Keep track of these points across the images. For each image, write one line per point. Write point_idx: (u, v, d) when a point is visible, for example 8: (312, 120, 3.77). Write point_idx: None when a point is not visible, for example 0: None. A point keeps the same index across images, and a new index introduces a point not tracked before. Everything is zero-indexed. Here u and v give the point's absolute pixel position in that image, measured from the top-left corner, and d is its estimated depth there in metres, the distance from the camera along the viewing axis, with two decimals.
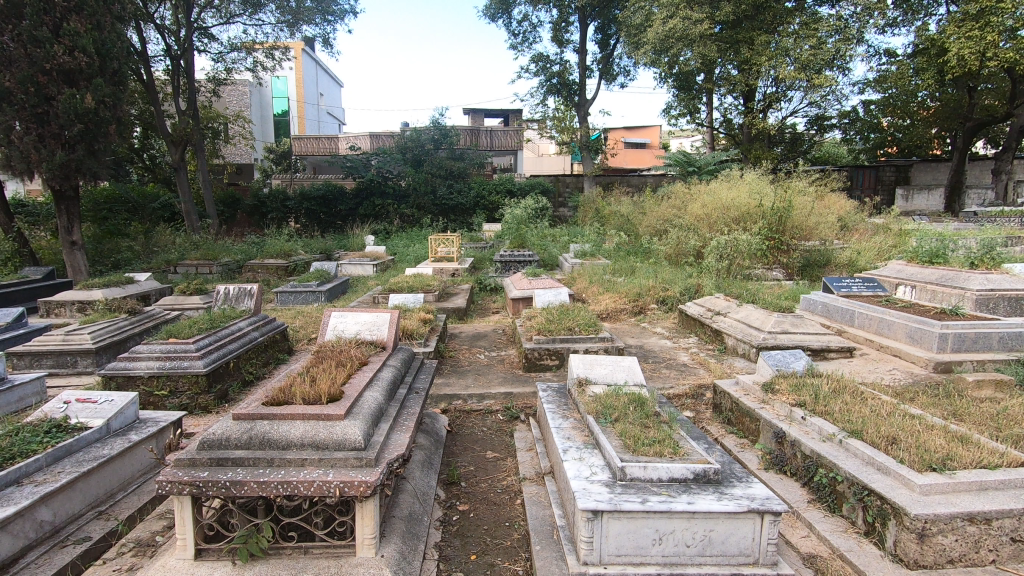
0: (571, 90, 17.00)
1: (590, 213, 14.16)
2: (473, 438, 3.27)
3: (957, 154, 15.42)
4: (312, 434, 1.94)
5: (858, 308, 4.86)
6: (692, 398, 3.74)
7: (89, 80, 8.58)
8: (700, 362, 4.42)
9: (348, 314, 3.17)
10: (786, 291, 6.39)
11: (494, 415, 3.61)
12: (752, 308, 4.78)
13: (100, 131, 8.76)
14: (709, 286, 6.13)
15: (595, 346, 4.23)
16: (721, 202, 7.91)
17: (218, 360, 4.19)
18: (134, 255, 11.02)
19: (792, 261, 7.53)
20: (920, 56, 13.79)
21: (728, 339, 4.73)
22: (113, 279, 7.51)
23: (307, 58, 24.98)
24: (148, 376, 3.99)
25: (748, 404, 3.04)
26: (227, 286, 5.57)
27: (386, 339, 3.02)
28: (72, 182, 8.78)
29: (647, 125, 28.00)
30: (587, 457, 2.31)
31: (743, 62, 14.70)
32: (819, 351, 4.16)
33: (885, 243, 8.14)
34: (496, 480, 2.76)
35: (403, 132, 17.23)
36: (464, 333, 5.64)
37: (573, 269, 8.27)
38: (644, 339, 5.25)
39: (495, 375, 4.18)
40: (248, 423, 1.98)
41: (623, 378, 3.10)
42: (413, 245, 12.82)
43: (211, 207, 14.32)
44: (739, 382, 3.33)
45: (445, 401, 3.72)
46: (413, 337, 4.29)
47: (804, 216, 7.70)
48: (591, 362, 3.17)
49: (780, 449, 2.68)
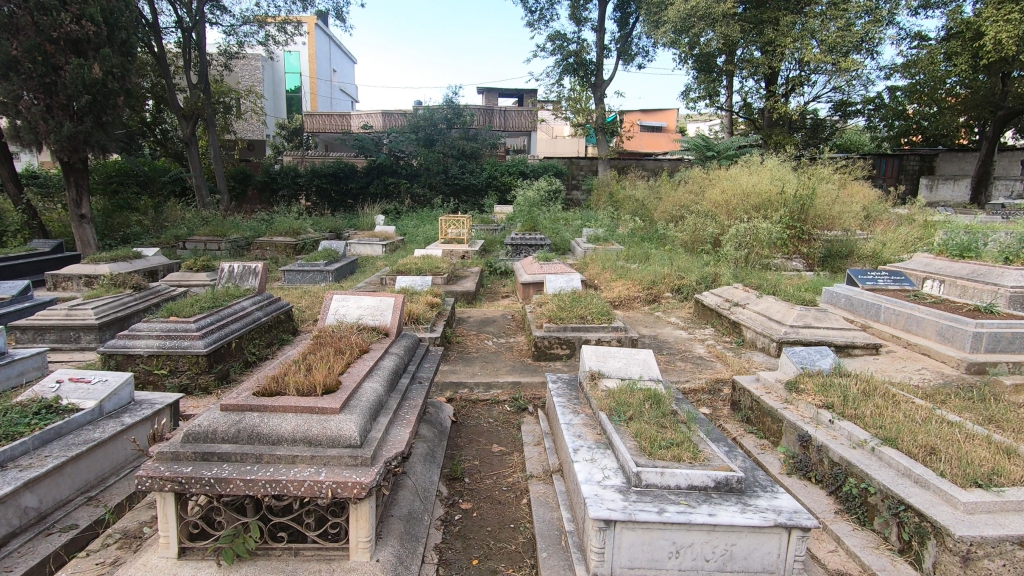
0: (587, 70, 16.62)
1: (605, 197, 13.92)
2: (478, 431, 3.13)
3: (986, 143, 14.95)
4: (305, 428, 1.80)
5: (884, 303, 4.64)
6: (708, 393, 3.57)
7: (97, 50, 8.44)
8: (716, 356, 4.24)
9: (350, 298, 3.02)
10: (807, 283, 6.16)
11: (501, 405, 3.47)
12: (773, 300, 4.59)
13: (109, 103, 8.64)
14: (726, 276, 5.92)
15: (608, 336, 4.07)
16: (740, 188, 7.64)
17: (219, 341, 4.08)
18: (144, 230, 10.96)
19: (813, 251, 7.30)
20: (953, 40, 13.30)
21: (747, 331, 4.53)
22: (121, 253, 7.44)
23: (320, 33, 24.72)
24: (147, 355, 3.89)
25: (770, 404, 2.86)
26: (231, 264, 5.46)
27: (389, 325, 2.88)
28: (80, 154, 8.70)
29: (664, 108, 27.42)
30: (599, 458, 2.16)
31: (766, 44, 14.18)
32: (843, 347, 3.98)
33: (911, 235, 7.85)
34: (501, 477, 2.62)
35: (416, 110, 16.98)
36: (472, 317, 5.49)
37: (585, 254, 8.09)
38: (658, 328, 5.08)
39: (503, 363, 4.03)
40: (238, 414, 1.84)
41: (637, 371, 2.93)
42: (424, 225, 12.66)
43: (221, 182, 14.24)
44: (760, 379, 3.16)
45: (450, 390, 3.59)
46: (419, 321, 4.14)
47: (827, 204, 7.44)
48: (603, 355, 3.01)
49: (804, 454, 2.51)
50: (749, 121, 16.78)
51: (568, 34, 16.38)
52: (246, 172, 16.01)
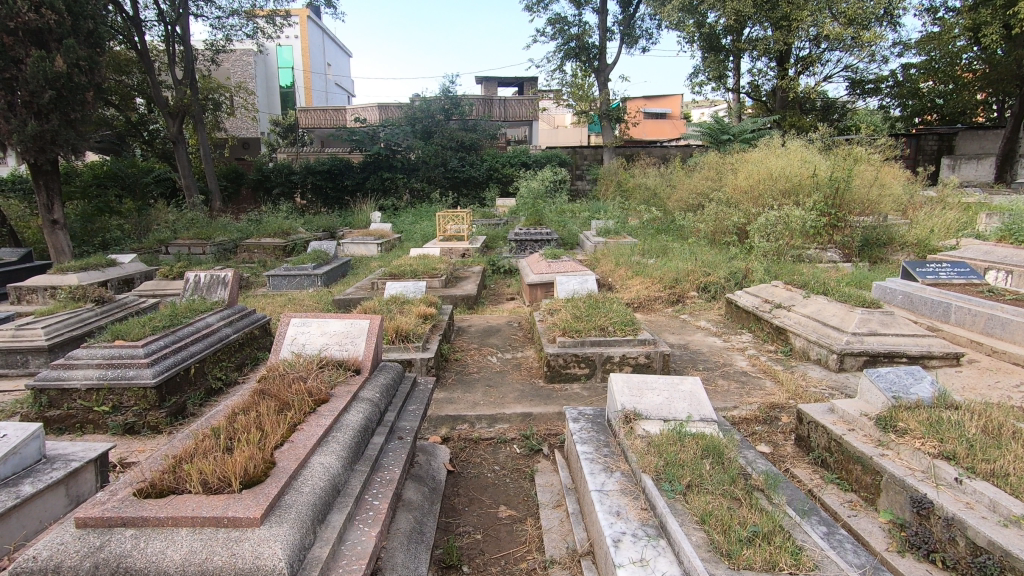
0: (590, 54, 15.83)
1: (613, 186, 13.28)
2: (481, 485, 2.48)
3: (1012, 120, 14.05)
4: (203, 557, 1.14)
5: (955, 302, 3.95)
6: (764, 424, 2.89)
7: (61, 42, 7.77)
8: (763, 370, 3.56)
9: (313, 322, 2.37)
10: (848, 277, 5.45)
11: (509, 446, 2.80)
12: (826, 301, 3.89)
13: (76, 98, 7.98)
14: (758, 272, 5.24)
15: (635, 352, 3.40)
16: (767, 172, 6.92)
17: (173, 368, 3.43)
18: (125, 235, 10.33)
19: (848, 240, 6.60)
20: (981, 9, 12.47)
21: (795, 339, 3.84)
22: (92, 261, 6.82)
23: (313, 25, 24.04)
24: (86, 390, 3.26)
25: (860, 448, 2.19)
26: (198, 273, 4.80)
27: (361, 357, 2.23)
28: (48, 156, 8.03)
29: (668, 94, 26.54)
30: (652, 559, 1.50)
31: (779, 20, 13.31)
32: (918, 358, 3.33)
33: (954, 221, 7.13)
34: (512, 561, 1.97)
35: (411, 100, 16.18)
36: (474, 327, 4.83)
37: (596, 249, 7.42)
38: (687, 335, 4.43)
39: (510, 387, 3.36)
40: (103, 532, 1.19)
41: (684, 409, 2.26)
42: (421, 222, 12.00)
43: (211, 181, 13.60)
44: (837, 411, 2.49)
45: (447, 425, 2.92)
46: (408, 339, 3.43)
47: (865, 187, 6.70)
48: (638, 387, 2.35)
49: (922, 526, 1.85)
50: (759, 103, 16.04)
51: (569, 17, 15.60)
52: (238, 170, 15.38)
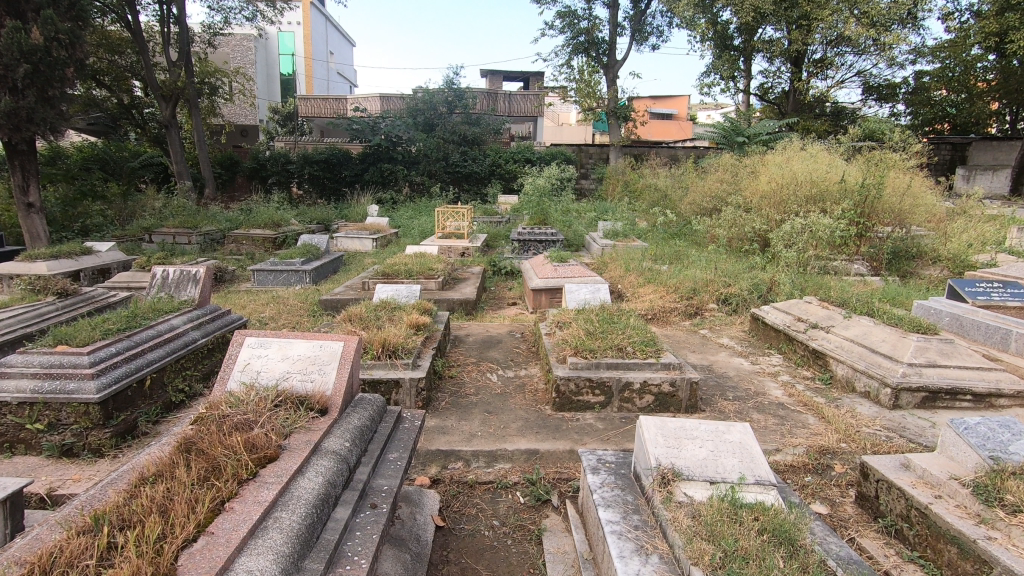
0: (599, 49, 15.33)
1: (619, 186, 12.81)
2: (477, 548, 2.01)
3: None
4: None
5: (1017, 329, 3.50)
6: (815, 474, 2.45)
7: (39, 13, 7.24)
8: (803, 403, 3.09)
9: (273, 342, 1.91)
10: (880, 292, 5.00)
11: (512, 494, 2.35)
12: (872, 323, 3.43)
13: (55, 74, 7.45)
14: (785, 285, 4.78)
15: (658, 377, 2.93)
16: (791, 175, 6.46)
17: (123, 380, 2.94)
18: (106, 222, 9.80)
19: (877, 251, 6.14)
20: (1007, 15, 12.01)
21: (837, 366, 3.39)
22: (65, 248, 6.30)
23: (316, 12, 23.47)
24: (17, 405, 2.75)
25: (955, 524, 1.74)
26: (166, 268, 4.28)
27: (328, 391, 1.77)
28: (23, 135, 7.51)
29: (675, 95, 26.10)
30: None
31: (799, 19, 12.80)
32: (984, 396, 2.90)
33: (986, 233, 6.70)
34: None
35: (413, 91, 15.68)
36: (473, 337, 4.36)
37: (604, 252, 6.95)
38: (710, 355, 3.98)
39: (513, 414, 2.90)
40: None
41: (734, 466, 1.81)
42: (419, 218, 11.49)
43: (205, 168, 13.08)
44: (914, 468, 2.04)
45: (438, 463, 2.46)
46: (396, 355, 2.95)
47: (896, 195, 6.24)
48: (676, 435, 1.89)
49: None
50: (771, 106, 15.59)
51: (578, 11, 15.10)
52: (232, 157, 14.86)
